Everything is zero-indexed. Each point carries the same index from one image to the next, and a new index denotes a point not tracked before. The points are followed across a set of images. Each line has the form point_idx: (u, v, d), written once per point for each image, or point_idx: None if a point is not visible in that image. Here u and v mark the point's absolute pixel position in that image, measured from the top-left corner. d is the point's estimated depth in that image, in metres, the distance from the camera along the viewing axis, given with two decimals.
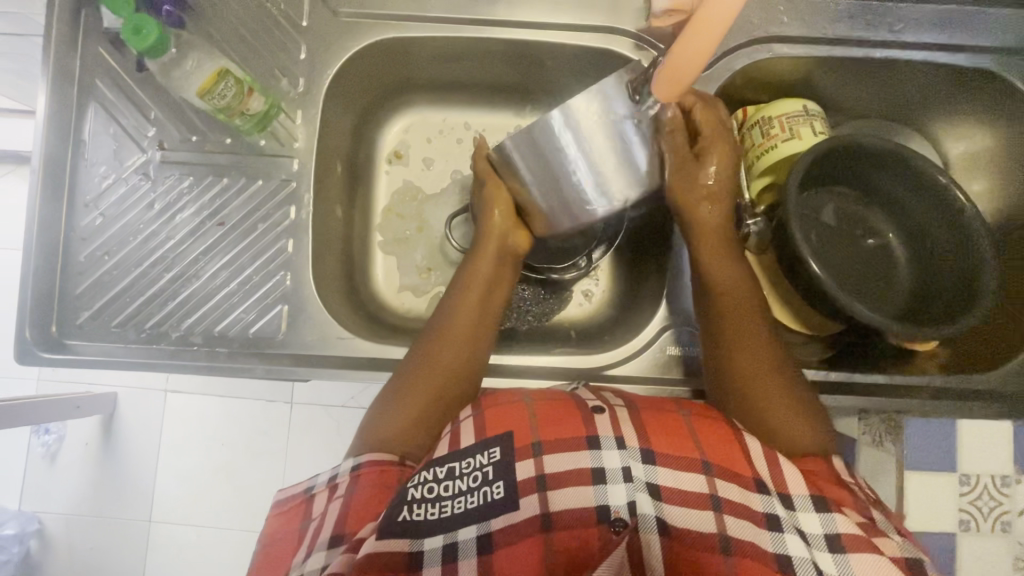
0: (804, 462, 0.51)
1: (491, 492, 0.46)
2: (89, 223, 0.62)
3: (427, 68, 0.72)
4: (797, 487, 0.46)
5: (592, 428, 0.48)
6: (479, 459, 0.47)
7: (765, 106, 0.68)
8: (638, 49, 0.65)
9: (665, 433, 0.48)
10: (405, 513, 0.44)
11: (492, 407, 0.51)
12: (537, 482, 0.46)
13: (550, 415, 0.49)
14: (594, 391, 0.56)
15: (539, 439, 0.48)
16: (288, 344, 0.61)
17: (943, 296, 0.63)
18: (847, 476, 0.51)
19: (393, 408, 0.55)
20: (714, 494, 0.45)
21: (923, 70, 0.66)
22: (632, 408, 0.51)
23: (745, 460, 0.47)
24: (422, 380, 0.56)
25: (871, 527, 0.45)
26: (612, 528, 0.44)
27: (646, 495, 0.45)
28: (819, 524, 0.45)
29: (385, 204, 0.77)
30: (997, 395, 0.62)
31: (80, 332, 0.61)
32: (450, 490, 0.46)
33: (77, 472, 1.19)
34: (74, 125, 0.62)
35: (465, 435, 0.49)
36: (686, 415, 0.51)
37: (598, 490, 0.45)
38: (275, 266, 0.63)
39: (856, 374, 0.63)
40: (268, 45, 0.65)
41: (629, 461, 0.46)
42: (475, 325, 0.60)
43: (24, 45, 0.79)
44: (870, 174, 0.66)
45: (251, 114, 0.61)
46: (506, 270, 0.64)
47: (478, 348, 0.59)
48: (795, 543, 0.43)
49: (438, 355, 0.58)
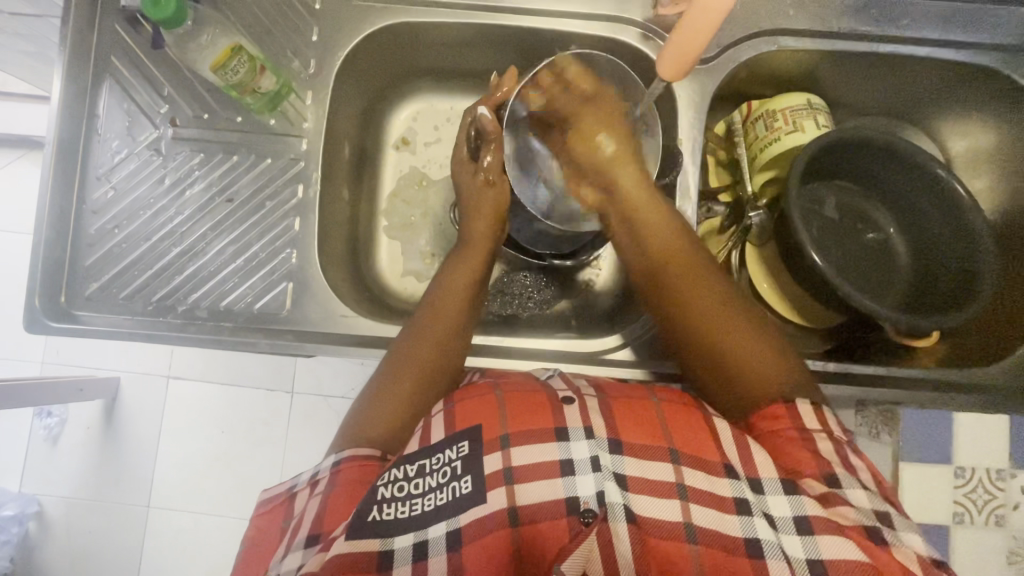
0: (763, 417, 0.51)
1: (460, 487, 0.45)
2: (101, 196, 0.64)
3: (436, 54, 0.73)
4: (767, 471, 0.46)
5: (561, 419, 0.47)
6: (448, 454, 0.47)
7: (768, 100, 0.69)
8: (644, 38, 0.66)
9: (633, 422, 0.48)
10: (374, 512, 0.44)
11: (462, 399, 0.51)
12: (504, 475, 0.45)
13: (514, 406, 0.49)
14: (566, 378, 0.56)
15: (507, 431, 0.47)
16: (292, 320, 0.62)
17: (942, 290, 0.63)
18: (816, 425, 0.50)
19: (376, 403, 0.55)
20: (681, 482, 0.45)
21: (924, 66, 0.67)
22: (602, 397, 0.51)
23: (715, 446, 0.47)
24: (405, 373, 0.56)
25: (834, 497, 0.45)
26: (582, 520, 0.43)
27: (613, 485, 0.44)
28: (787, 504, 0.44)
29: (391, 189, 0.77)
30: (997, 390, 0.62)
31: (89, 303, 0.62)
32: (421, 487, 0.46)
33: (77, 455, 1.20)
34: (89, 101, 0.63)
35: (436, 430, 0.49)
36: (656, 401, 0.51)
37: (567, 482, 0.44)
38: (282, 244, 0.64)
39: (855, 365, 0.63)
40: (282, 26, 0.66)
41: (597, 450, 0.45)
42: (452, 321, 0.60)
43: (40, 28, 0.80)
44: (872, 169, 0.67)
45: (262, 92, 0.62)
46: (471, 256, 0.65)
47: (449, 346, 0.59)
48: (762, 526, 0.43)
49: (418, 349, 0.58)
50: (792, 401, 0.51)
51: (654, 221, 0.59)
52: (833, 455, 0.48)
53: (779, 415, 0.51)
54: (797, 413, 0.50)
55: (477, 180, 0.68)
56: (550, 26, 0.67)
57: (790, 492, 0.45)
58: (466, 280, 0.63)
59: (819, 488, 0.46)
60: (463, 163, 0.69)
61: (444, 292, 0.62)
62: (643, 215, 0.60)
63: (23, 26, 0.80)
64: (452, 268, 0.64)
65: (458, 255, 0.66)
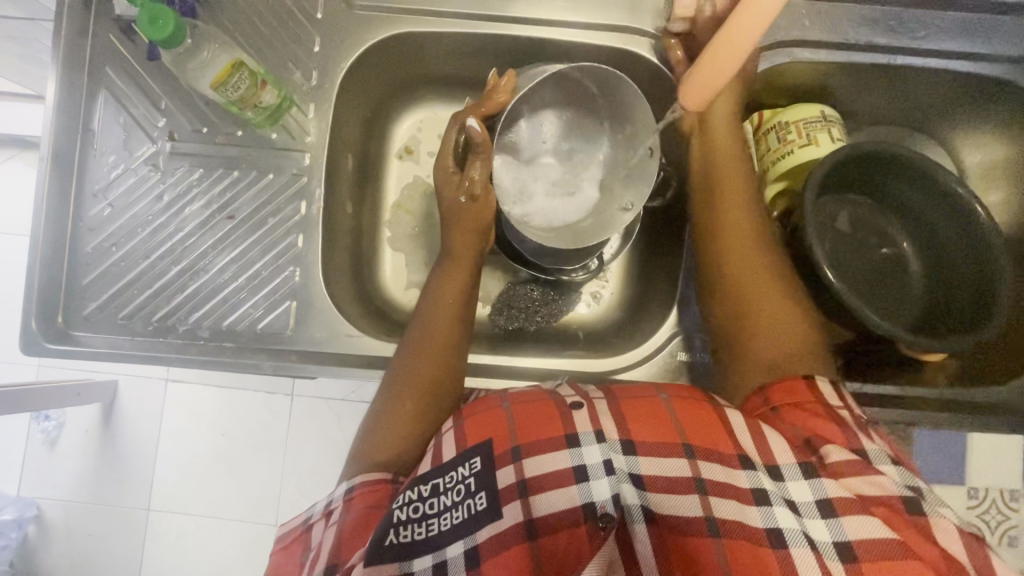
0: (779, 390, 0.51)
1: (475, 504, 0.44)
2: (97, 213, 0.62)
3: (440, 63, 0.71)
4: (784, 457, 0.45)
5: (570, 427, 0.46)
6: (461, 471, 0.46)
7: (782, 111, 0.68)
8: (657, 50, 0.65)
9: (644, 423, 0.46)
10: (391, 536, 0.43)
11: (471, 414, 0.49)
12: (519, 488, 0.44)
13: (526, 416, 0.47)
14: (574, 385, 0.53)
15: (518, 443, 0.46)
16: (296, 340, 0.61)
17: (954, 307, 0.62)
18: (836, 402, 0.49)
19: (381, 421, 0.54)
20: (698, 477, 0.43)
21: (939, 77, 0.65)
22: (611, 399, 0.49)
23: (729, 437, 0.45)
24: (410, 395, 0.55)
25: (861, 467, 0.44)
26: (599, 524, 0.42)
27: (630, 486, 0.42)
28: (808, 489, 0.43)
29: (394, 199, 0.76)
30: (1011, 409, 0.61)
31: (87, 323, 0.60)
32: (436, 507, 0.44)
33: (75, 459, 1.18)
34: (83, 113, 0.61)
35: (447, 446, 0.48)
36: (665, 397, 0.49)
37: (582, 488, 0.43)
38: (285, 261, 0.62)
39: (868, 384, 0.63)
40: (282, 35, 0.64)
41: (610, 453, 0.44)
42: (454, 334, 0.59)
43: (33, 29, 0.78)
44: (883, 182, 0.66)
45: (262, 106, 0.60)
46: (461, 270, 0.62)
47: (453, 360, 0.58)
48: (784, 514, 0.42)
49: (423, 368, 0.56)
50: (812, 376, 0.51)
51: (736, 200, 0.60)
52: (854, 426, 0.47)
53: (800, 391, 0.50)
54: (819, 390, 0.50)
55: (461, 194, 0.62)
56: (559, 36, 0.65)
57: (810, 475, 0.44)
58: (458, 294, 0.60)
59: (843, 456, 0.45)
60: (449, 175, 0.63)
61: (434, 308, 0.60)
62: (727, 200, 0.60)
63: (15, 29, 0.78)
64: (441, 283, 0.61)
65: (449, 268, 0.62)
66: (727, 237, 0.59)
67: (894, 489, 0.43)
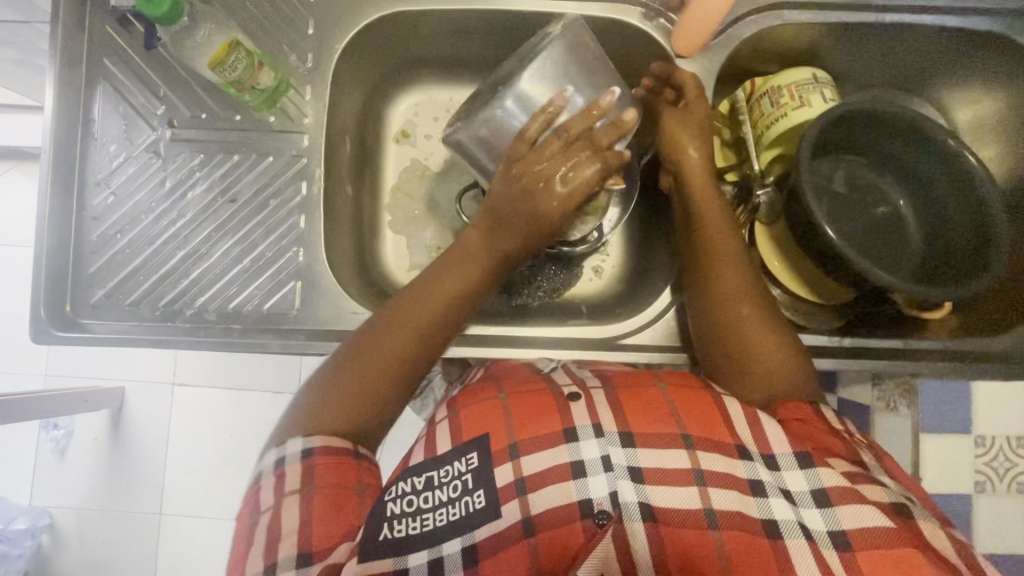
0: (788, 405, 0.51)
1: (473, 502, 0.44)
2: (101, 202, 0.62)
3: (432, 44, 0.71)
4: (781, 447, 0.45)
5: (568, 420, 0.46)
6: (456, 467, 0.46)
7: (773, 77, 0.68)
8: (647, 19, 0.66)
9: (640, 413, 0.46)
10: (385, 531, 0.43)
11: (467, 404, 0.50)
12: (517, 486, 0.44)
13: (523, 412, 0.47)
14: (570, 371, 0.55)
15: (516, 440, 0.46)
16: (302, 319, 0.62)
17: (955, 258, 0.63)
18: (838, 426, 0.50)
19: (340, 384, 0.53)
20: (697, 468, 0.44)
21: (929, 33, 0.66)
22: (609, 389, 0.49)
23: (725, 426, 0.46)
24: (373, 365, 0.54)
25: (862, 476, 0.44)
26: (596, 522, 0.42)
27: (628, 483, 0.43)
28: (805, 480, 0.44)
29: (393, 183, 0.76)
30: (1012, 355, 0.62)
31: (94, 311, 0.61)
32: (431, 501, 0.45)
33: (85, 467, 1.19)
34: (83, 104, 0.62)
35: (442, 439, 0.48)
36: (663, 385, 0.49)
37: (579, 484, 0.43)
38: (288, 242, 0.63)
39: (871, 339, 0.64)
40: (277, 20, 0.65)
41: (608, 449, 0.44)
42: (440, 315, 0.56)
43: (29, 34, 0.79)
44: (878, 141, 0.66)
45: (261, 88, 0.61)
46: (471, 257, 0.57)
47: (428, 335, 0.56)
48: (780, 506, 0.42)
49: (395, 338, 0.55)
50: (818, 406, 0.51)
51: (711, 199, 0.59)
52: (854, 446, 0.48)
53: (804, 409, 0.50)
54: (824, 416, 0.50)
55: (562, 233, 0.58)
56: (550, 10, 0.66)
57: (807, 467, 0.44)
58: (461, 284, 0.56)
59: (846, 466, 0.45)
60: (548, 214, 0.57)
61: (426, 288, 0.56)
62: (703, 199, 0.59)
63: (12, 34, 0.79)
64: (444, 267, 0.57)
65: (446, 259, 0.58)
66: (704, 234, 0.58)
67: (891, 494, 0.43)
